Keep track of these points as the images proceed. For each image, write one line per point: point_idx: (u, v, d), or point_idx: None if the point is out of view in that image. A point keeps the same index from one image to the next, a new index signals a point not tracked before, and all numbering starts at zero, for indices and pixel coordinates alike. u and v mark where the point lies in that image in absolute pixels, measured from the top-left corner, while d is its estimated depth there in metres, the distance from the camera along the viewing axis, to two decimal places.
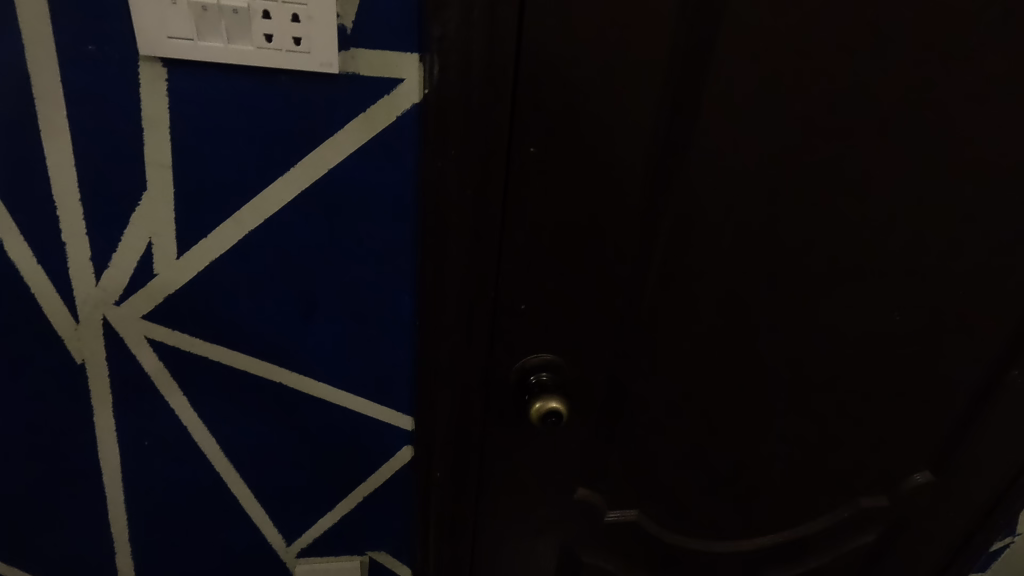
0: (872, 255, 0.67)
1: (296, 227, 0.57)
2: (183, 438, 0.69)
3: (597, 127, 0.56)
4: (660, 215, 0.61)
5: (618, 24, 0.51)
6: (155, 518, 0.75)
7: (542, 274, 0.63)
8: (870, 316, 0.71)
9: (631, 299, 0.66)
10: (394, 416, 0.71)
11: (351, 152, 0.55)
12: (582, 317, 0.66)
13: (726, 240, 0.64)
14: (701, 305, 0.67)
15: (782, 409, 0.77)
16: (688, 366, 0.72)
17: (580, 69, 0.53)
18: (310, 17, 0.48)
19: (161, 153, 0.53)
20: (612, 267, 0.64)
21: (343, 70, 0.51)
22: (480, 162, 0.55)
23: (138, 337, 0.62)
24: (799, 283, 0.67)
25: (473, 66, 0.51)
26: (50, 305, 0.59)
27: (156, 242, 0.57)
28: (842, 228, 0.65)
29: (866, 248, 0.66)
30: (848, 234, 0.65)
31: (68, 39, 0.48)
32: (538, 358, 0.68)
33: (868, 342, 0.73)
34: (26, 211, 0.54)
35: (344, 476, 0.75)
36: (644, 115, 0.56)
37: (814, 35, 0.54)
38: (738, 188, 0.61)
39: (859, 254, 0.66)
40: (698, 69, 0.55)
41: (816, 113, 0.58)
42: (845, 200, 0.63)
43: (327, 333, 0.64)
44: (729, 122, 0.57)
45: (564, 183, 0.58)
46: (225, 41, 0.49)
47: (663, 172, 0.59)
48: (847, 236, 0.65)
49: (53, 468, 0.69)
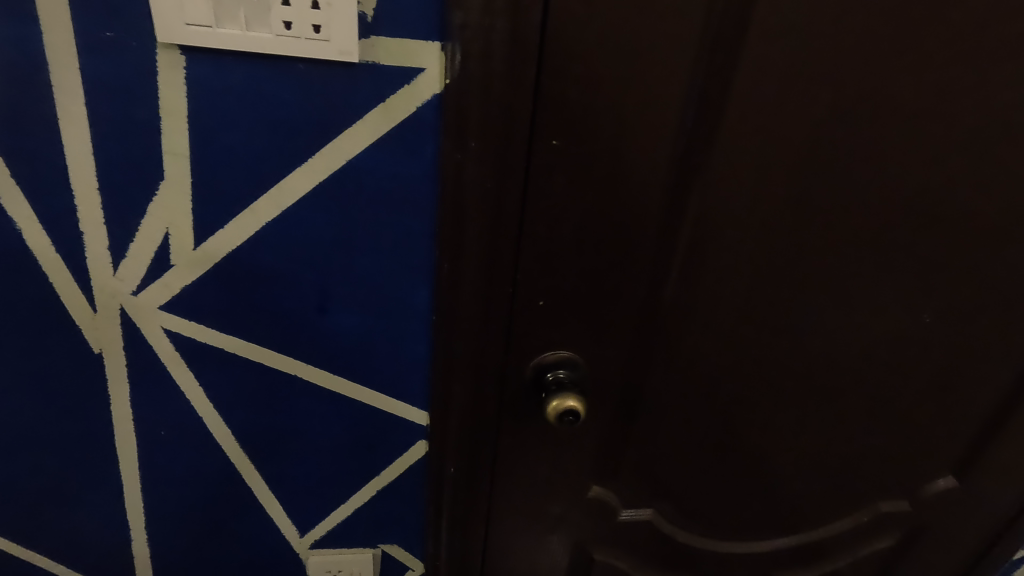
0: (903, 254, 0.64)
1: (313, 219, 0.57)
2: (198, 428, 0.69)
3: (622, 120, 0.54)
4: (683, 210, 0.60)
5: (647, 12, 0.49)
6: (172, 507, 0.76)
7: (561, 270, 0.62)
8: (899, 317, 0.69)
9: (651, 297, 0.65)
10: (408, 410, 0.70)
11: (369, 144, 0.54)
12: (602, 314, 0.65)
13: (751, 237, 0.62)
14: (723, 303, 0.66)
15: (802, 411, 0.75)
16: (708, 366, 0.70)
17: (605, 57, 0.51)
18: (330, 3, 0.47)
19: (179, 142, 0.52)
20: (633, 263, 0.62)
21: (363, 59, 0.50)
22: (501, 155, 0.54)
23: (155, 328, 0.62)
24: (827, 282, 0.65)
25: (495, 55, 0.49)
26: (68, 294, 0.59)
27: (173, 232, 0.56)
28: (873, 226, 0.62)
29: (896, 248, 0.64)
30: (880, 233, 0.63)
31: (86, 26, 0.47)
32: (555, 355, 0.67)
33: (895, 343, 0.71)
34: (45, 200, 0.54)
35: (358, 470, 0.75)
36: (671, 106, 0.54)
37: (852, 24, 0.52)
38: (766, 184, 0.59)
39: (889, 253, 0.64)
40: (729, 60, 0.53)
41: (852, 106, 0.55)
42: (880, 198, 0.61)
43: (342, 326, 0.63)
44: (759, 115, 0.55)
45: (587, 177, 0.56)
46: (244, 28, 0.48)
47: (689, 166, 0.58)
48: (878, 236, 0.63)
49: (71, 455, 0.70)
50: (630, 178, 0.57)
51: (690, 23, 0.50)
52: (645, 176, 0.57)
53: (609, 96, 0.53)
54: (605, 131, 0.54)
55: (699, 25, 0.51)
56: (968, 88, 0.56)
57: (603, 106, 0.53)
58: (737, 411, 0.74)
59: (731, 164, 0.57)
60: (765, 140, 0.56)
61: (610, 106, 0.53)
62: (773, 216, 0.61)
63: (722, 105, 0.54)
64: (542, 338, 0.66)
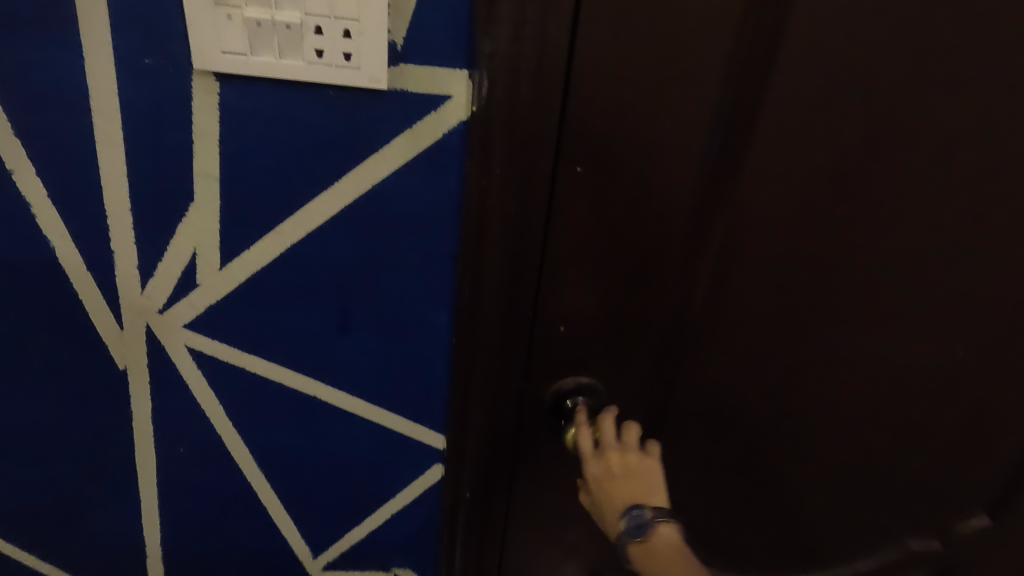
0: (935, 286, 0.62)
1: (337, 241, 0.57)
2: (216, 445, 0.69)
3: (649, 147, 0.54)
4: (708, 236, 0.59)
5: (674, 40, 0.49)
6: (188, 524, 0.76)
7: (582, 296, 0.61)
8: (931, 349, 0.67)
9: (673, 323, 0.64)
10: (425, 433, 0.70)
11: (395, 169, 0.54)
12: (624, 341, 0.64)
13: (777, 265, 0.61)
14: (748, 331, 0.64)
15: (828, 443, 0.73)
16: (731, 395, 0.69)
17: (632, 85, 0.51)
18: (362, 33, 0.48)
19: (210, 165, 0.53)
20: (655, 288, 0.61)
21: (391, 86, 0.51)
22: (525, 180, 0.54)
23: (179, 345, 0.62)
24: (855, 313, 0.64)
25: (522, 82, 0.50)
26: (96, 311, 0.60)
27: (200, 252, 0.57)
28: (906, 258, 0.61)
29: (928, 279, 0.62)
30: (913, 262, 0.61)
31: (127, 53, 0.48)
32: (574, 382, 0.66)
33: (925, 376, 0.69)
34: (79, 220, 0.55)
35: (374, 492, 0.75)
36: (698, 133, 0.53)
37: (884, 54, 0.51)
38: (792, 212, 0.58)
39: (921, 284, 0.62)
40: (757, 88, 0.52)
41: (883, 135, 0.55)
42: (910, 227, 0.59)
43: (362, 347, 0.63)
44: (786, 144, 0.54)
45: (612, 203, 0.56)
46: (277, 57, 0.49)
47: (715, 192, 0.57)
48: (910, 266, 0.61)
49: (92, 469, 0.70)
50: (655, 204, 0.56)
51: (719, 51, 0.50)
52: (671, 202, 0.56)
53: (635, 123, 0.52)
54: (631, 157, 0.54)
55: (728, 53, 0.50)
56: (1009, 118, 0.54)
57: (630, 133, 0.53)
58: (758, 441, 0.73)
59: (759, 190, 0.57)
60: (794, 167, 0.56)
61: (637, 133, 0.53)
62: (800, 245, 0.60)
63: (750, 132, 0.54)
64: (562, 364, 0.65)
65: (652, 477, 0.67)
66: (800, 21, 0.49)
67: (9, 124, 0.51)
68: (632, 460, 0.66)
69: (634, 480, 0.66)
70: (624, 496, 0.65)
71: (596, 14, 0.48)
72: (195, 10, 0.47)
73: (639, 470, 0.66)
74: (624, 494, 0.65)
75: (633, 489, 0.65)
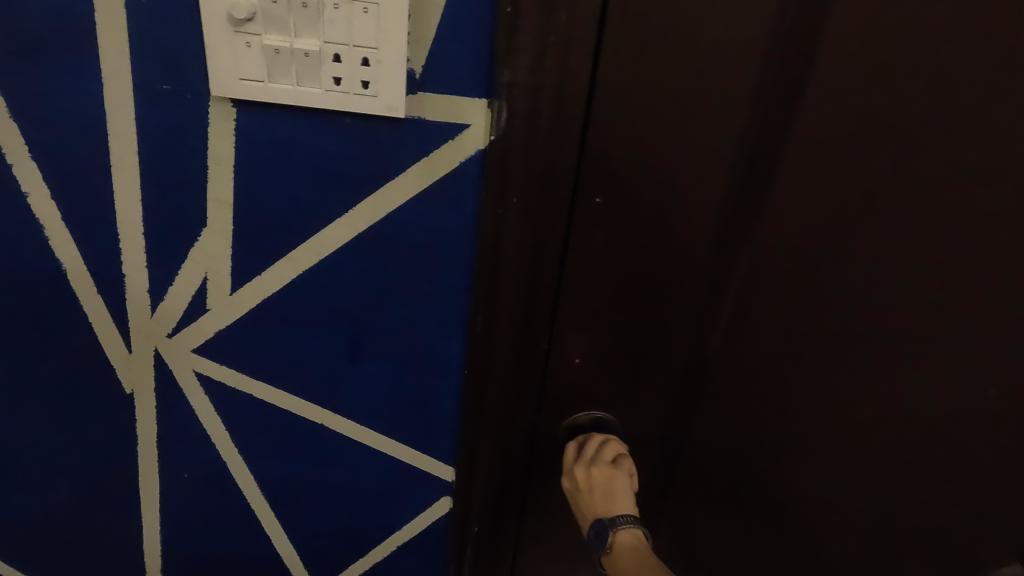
0: (977, 329, 0.58)
1: (350, 269, 0.56)
2: (221, 471, 0.68)
3: (670, 179, 0.52)
4: (731, 269, 0.57)
5: (699, 72, 0.48)
6: (189, 550, 0.74)
7: (599, 328, 0.59)
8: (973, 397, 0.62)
9: (693, 357, 0.62)
10: (434, 464, 0.68)
11: (409, 197, 0.53)
12: (640, 374, 0.62)
13: (804, 301, 0.58)
14: (771, 368, 0.62)
15: (855, 487, 0.69)
16: (751, 432, 0.66)
17: (654, 116, 0.49)
18: (380, 61, 0.47)
19: (224, 191, 0.52)
20: (674, 322, 0.59)
21: (409, 114, 0.50)
22: (543, 210, 0.53)
23: (187, 370, 0.61)
24: (887, 353, 0.60)
25: (541, 111, 0.49)
26: (105, 334, 0.59)
27: (211, 277, 0.56)
28: (945, 299, 0.57)
29: (969, 321, 0.58)
30: (951, 303, 0.58)
31: (145, 79, 0.48)
32: (589, 416, 0.64)
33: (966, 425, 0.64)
34: (92, 243, 0.55)
35: (379, 523, 0.72)
36: (722, 165, 0.52)
37: (917, 87, 0.49)
38: (819, 247, 0.56)
39: (961, 326, 0.59)
40: (783, 120, 0.51)
41: (918, 169, 0.52)
42: (950, 267, 0.56)
43: (372, 375, 0.62)
44: (813, 177, 0.53)
45: (631, 234, 0.54)
46: (295, 83, 0.48)
47: (737, 226, 0.55)
48: (950, 308, 0.58)
49: (95, 493, 0.69)
50: (675, 236, 0.55)
51: (744, 82, 0.49)
52: (692, 235, 0.55)
53: (657, 154, 0.51)
54: (652, 188, 0.52)
55: (753, 84, 0.49)
56: None
57: (651, 163, 0.51)
58: (780, 481, 0.69)
59: (783, 223, 0.55)
60: (821, 201, 0.54)
61: (659, 163, 0.51)
62: (828, 282, 0.57)
63: (775, 165, 0.52)
64: (576, 397, 0.63)
65: (619, 485, 0.60)
66: (828, 52, 0.48)
67: (27, 148, 0.51)
68: (593, 472, 0.59)
69: (598, 492, 0.59)
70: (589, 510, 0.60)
71: (617, 44, 0.47)
72: (214, 37, 0.46)
73: (602, 482, 0.59)
74: (588, 507, 0.60)
75: (595, 503, 0.59)
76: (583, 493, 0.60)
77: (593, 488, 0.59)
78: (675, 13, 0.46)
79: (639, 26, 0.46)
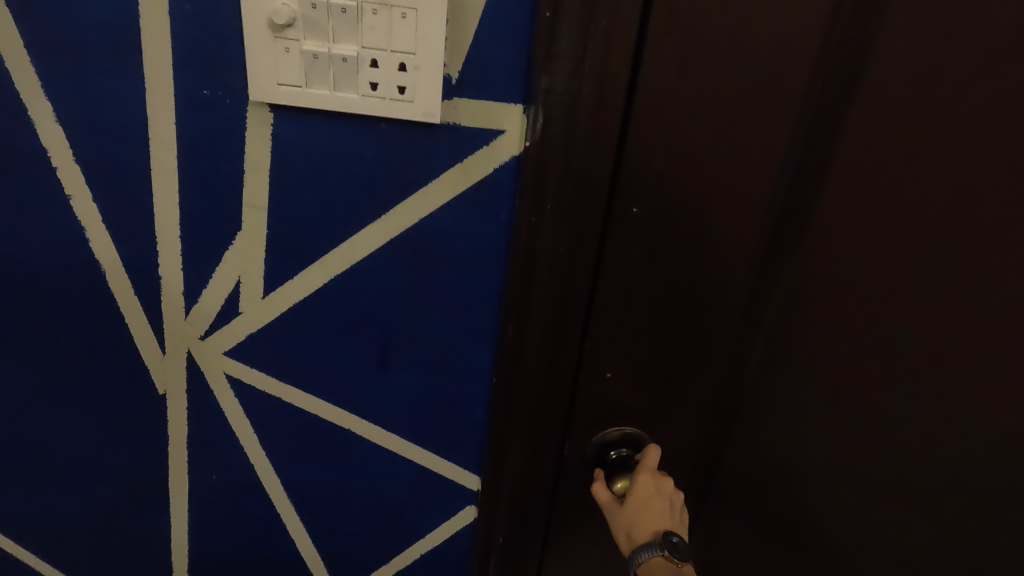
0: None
1: (381, 274, 0.56)
2: (248, 473, 0.68)
3: (713, 192, 0.50)
4: (771, 281, 0.55)
5: (743, 77, 0.46)
6: (215, 551, 0.75)
7: (632, 339, 0.57)
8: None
9: (728, 371, 0.60)
10: (459, 472, 0.67)
11: (442, 203, 0.53)
12: (674, 388, 0.60)
13: (851, 315, 0.55)
14: (813, 384, 0.59)
15: (900, 514, 0.66)
16: (790, 450, 0.63)
17: (696, 123, 0.47)
18: (417, 66, 0.47)
19: (259, 195, 0.53)
20: (712, 339, 0.57)
21: (444, 119, 0.49)
22: (578, 218, 0.51)
23: (218, 373, 0.62)
24: (939, 374, 0.57)
25: (579, 118, 0.47)
26: (140, 334, 0.60)
27: (244, 281, 0.56)
28: (999, 316, 0.54)
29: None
30: (1009, 321, 0.54)
31: (186, 84, 0.49)
32: (619, 431, 0.62)
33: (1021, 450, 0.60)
34: (131, 245, 0.55)
35: (404, 530, 0.72)
36: (767, 175, 0.50)
37: (974, 93, 0.47)
38: (868, 260, 0.53)
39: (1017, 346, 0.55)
40: (830, 127, 0.49)
41: (978, 181, 0.49)
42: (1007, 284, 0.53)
43: (400, 381, 0.61)
44: (862, 186, 0.50)
45: (667, 243, 0.52)
46: (331, 89, 0.48)
47: (780, 239, 0.53)
48: (1007, 326, 0.55)
49: (126, 490, 0.70)
50: (716, 250, 0.53)
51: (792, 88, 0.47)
52: (734, 250, 0.53)
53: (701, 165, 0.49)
54: (694, 201, 0.51)
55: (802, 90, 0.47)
56: None
57: (694, 175, 0.50)
58: (819, 502, 0.66)
59: (829, 236, 0.52)
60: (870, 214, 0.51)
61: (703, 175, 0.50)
62: (878, 298, 0.54)
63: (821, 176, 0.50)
64: (606, 411, 0.61)
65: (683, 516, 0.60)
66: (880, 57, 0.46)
67: (71, 151, 0.51)
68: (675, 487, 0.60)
69: (672, 509, 0.58)
70: (660, 518, 0.57)
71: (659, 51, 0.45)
72: (255, 42, 0.47)
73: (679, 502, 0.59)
74: (660, 515, 0.57)
75: (670, 514, 0.58)
76: (663, 500, 0.58)
77: (673, 500, 0.59)
78: (721, 16, 0.44)
79: (684, 31, 0.45)
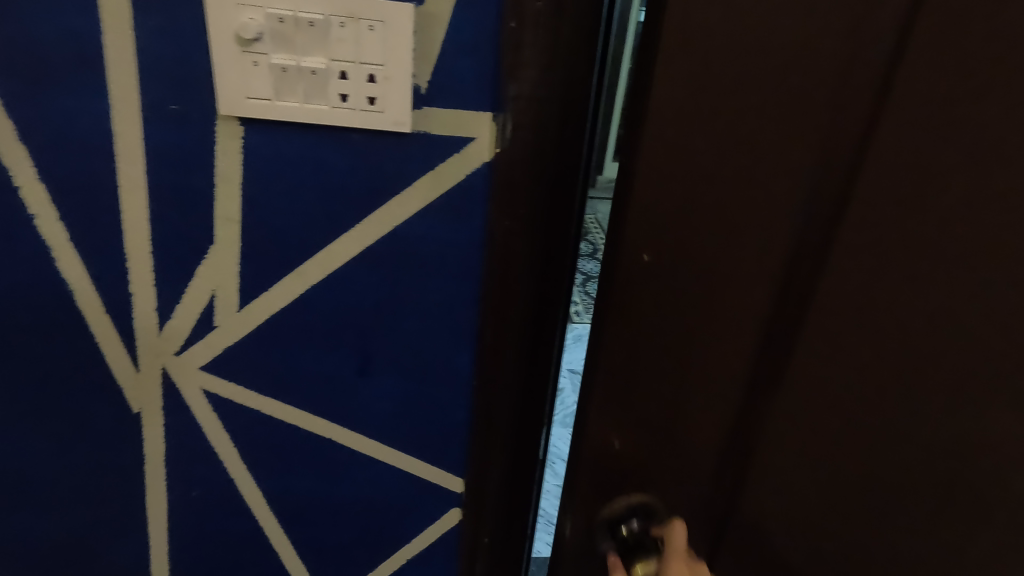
0: None
1: (358, 282, 0.56)
2: (229, 488, 0.68)
3: (726, 245, 0.43)
4: (798, 297, 0.43)
5: (750, 65, 0.39)
6: (197, 568, 0.74)
7: (630, 381, 0.50)
8: None
9: (740, 411, 0.48)
10: (443, 476, 0.67)
11: (417, 210, 0.53)
12: (674, 433, 0.51)
13: (910, 326, 0.41)
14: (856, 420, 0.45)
15: None
16: (825, 507, 0.49)
17: (694, 132, 0.41)
18: (387, 77, 0.48)
19: (231, 208, 0.53)
20: (732, 413, 0.49)
21: (415, 128, 0.50)
22: (552, 221, 0.53)
23: (195, 388, 0.61)
24: None
25: (549, 126, 0.49)
26: (112, 352, 0.59)
27: (219, 294, 0.56)
28: None
29: None
30: None
31: (153, 99, 0.49)
32: (631, 500, 0.54)
33: None
34: (100, 262, 0.54)
35: (389, 537, 0.72)
36: (794, 214, 0.41)
37: None
38: (923, 254, 0.39)
39: None
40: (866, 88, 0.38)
41: None
42: None
43: (381, 388, 0.62)
44: (911, 154, 0.38)
45: (675, 272, 0.45)
46: (301, 101, 0.48)
47: (802, 253, 0.42)
48: None
49: (102, 512, 0.69)
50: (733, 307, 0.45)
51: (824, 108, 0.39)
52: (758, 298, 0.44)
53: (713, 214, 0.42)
54: (702, 258, 0.44)
55: (832, 118, 0.39)
56: None
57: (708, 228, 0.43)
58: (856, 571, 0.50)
59: (887, 276, 0.41)
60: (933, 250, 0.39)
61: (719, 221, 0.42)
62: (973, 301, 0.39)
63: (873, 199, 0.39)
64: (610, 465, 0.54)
65: None
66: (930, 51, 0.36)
67: (34, 169, 0.51)
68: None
69: None
70: None
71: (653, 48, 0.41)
72: (221, 56, 0.47)
73: None
74: None
75: None
76: None
77: None
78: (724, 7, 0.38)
79: (689, 61, 0.39)
